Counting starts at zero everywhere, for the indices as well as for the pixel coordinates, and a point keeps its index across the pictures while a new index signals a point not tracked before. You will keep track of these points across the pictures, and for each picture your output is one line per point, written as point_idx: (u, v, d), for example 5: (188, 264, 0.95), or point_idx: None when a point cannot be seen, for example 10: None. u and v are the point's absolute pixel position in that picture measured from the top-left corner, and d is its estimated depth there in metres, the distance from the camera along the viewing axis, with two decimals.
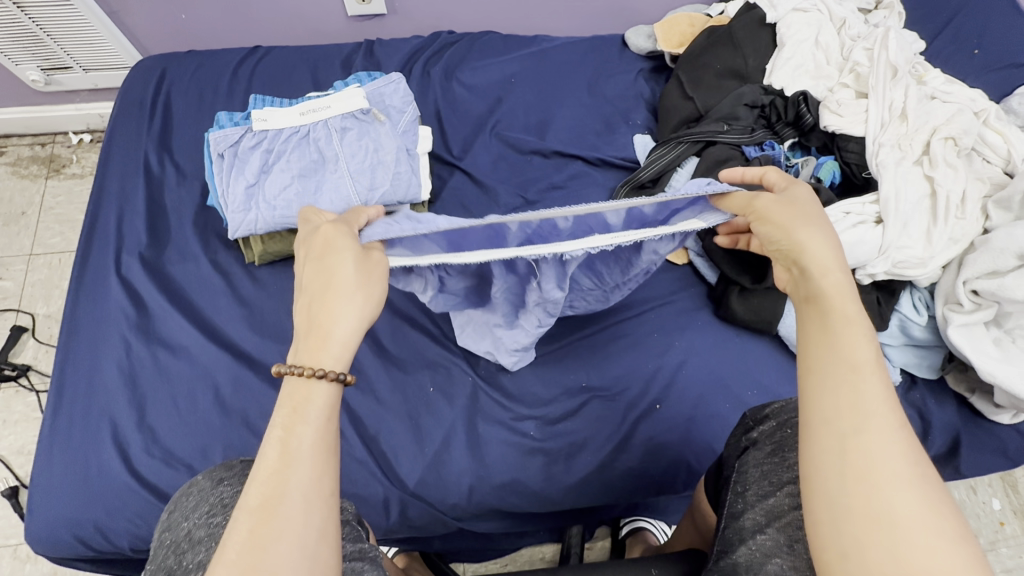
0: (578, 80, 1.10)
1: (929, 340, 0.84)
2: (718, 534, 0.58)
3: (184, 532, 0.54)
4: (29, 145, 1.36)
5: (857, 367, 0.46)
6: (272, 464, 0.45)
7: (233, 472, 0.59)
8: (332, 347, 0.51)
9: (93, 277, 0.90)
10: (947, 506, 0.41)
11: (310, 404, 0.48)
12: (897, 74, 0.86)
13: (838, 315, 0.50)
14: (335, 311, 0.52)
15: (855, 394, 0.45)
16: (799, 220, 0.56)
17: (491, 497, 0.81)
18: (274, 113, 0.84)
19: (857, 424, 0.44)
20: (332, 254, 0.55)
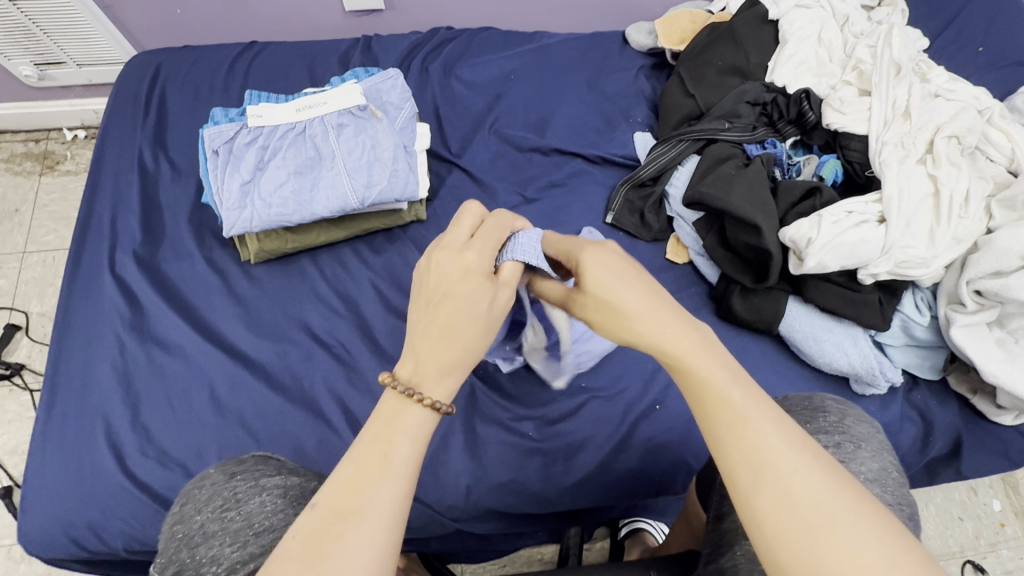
0: (578, 77, 1.09)
1: (931, 341, 0.83)
2: (707, 535, 0.58)
3: (196, 525, 0.53)
4: (22, 141, 1.35)
5: (741, 417, 0.45)
6: (367, 470, 0.44)
7: (245, 467, 0.58)
8: (446, 378, 0.50)
9: (87, 275, 0.88)
10: (879, 521, 0.40)
11: (409, 419, 0.47)
12: (900, 72, 0.85)
13: (694, 369, 0.48)
14: (459, 347, 0.51)
15: (746, 442, 0.44)
16: (609, 316, 0.53)
17: (488, 499, 0.80)
18: (270, 109, 0.84)
19: (761, 469, 0.43)
20: (472, 283, 0.53)
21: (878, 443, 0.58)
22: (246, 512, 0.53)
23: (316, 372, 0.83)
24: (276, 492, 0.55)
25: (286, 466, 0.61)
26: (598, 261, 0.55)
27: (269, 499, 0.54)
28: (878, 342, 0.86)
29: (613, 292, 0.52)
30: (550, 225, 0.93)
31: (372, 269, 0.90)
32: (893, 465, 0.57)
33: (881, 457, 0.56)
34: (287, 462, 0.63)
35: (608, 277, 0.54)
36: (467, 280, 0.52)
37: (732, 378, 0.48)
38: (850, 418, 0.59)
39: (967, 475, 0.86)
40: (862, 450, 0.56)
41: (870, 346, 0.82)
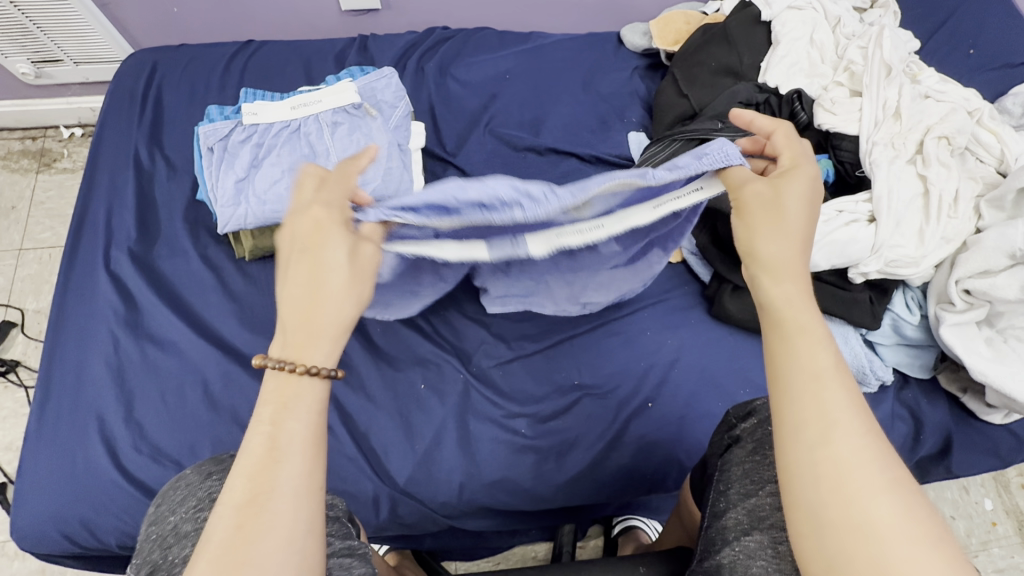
0: (573, 77, 1.09)
1: (921, 340, 0.84)
2: (703, 534, 0.58)
3: (170, 526, 0.54)
4: (19, 139, 1.35)
5: (819, 376, 0.46)
6: (261, 458, 0.44)
7: (224, 467, 0.59)
8: (322, 342, 0.50)
9: (81, 271, 0.89)
10: (924, 506, 0.41)
11: (297, 394, 0.47)
12: (891, 73, 0.86)
13: (795, 324, 0.49)
14: (326, 307, 0.50)
15: (821, 403, 0.45)
16: (773, 219, 0.54)
17: (481, 495, 0.81)
18: (265, 107, 0.84)
19: (825, 434, 0.44)
20: (322, 241, 0.52)
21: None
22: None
23: None
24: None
25: None
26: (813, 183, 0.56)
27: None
28: (869, 341, 0.86)
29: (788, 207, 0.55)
30: None
31: None
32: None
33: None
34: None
35: (799, 199, 0.55)
36: (320, 235, 0.52)
37: (828, 335, 0.49)
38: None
39: (957, 473, 0.86)
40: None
41: (860, 344, 0.83)
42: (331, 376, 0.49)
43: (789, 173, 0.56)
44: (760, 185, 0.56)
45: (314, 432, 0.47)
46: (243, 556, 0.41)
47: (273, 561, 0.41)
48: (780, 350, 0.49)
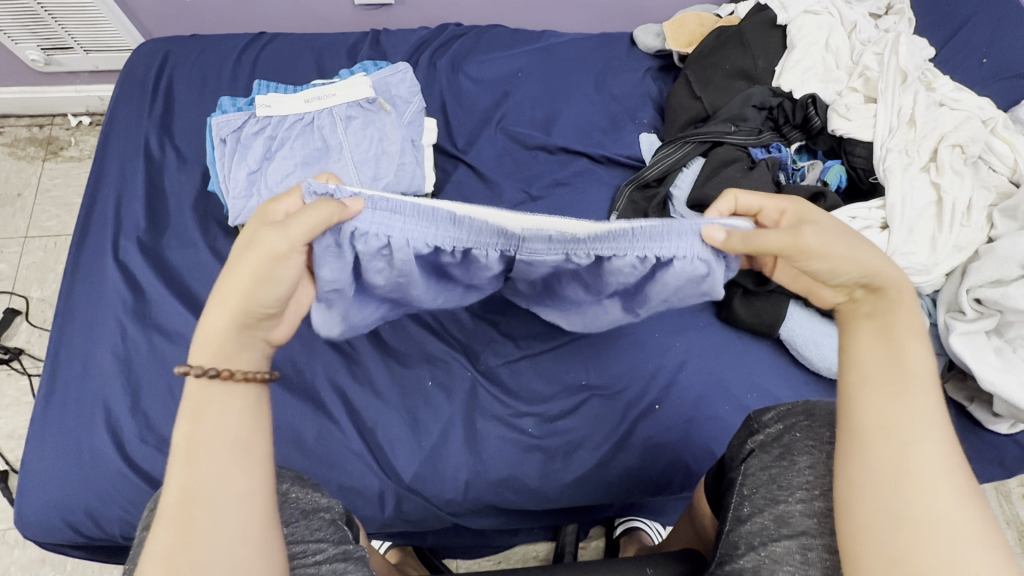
0: (585, 77, 1.09)
1: (929, 348, 0.84)
2: (722, 540, 0.56)
3: (157, 529, 0.52)
4: (26, 126, 1.34)
5: (910, 377, 0.47)
6: (179, 461, 0.43)
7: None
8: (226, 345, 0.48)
9: (90, 260, 0.88)
10: (989, 510, 0.43)
11: (217, 400, 0.46)
12: (906, 80, 0.86)
13: (894, 330, 0.50)
14: (236, 320, 0.48)
15: (907, 402, 0.46)
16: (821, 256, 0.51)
17: (487, 493, 0.81)
18: (278, 99, 0.83)
19: (906, 431, 0.45)
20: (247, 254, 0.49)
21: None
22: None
23: (318, 364, 0.84)
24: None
25: None
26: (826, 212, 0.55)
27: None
28: None
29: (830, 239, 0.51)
30: None
31: None
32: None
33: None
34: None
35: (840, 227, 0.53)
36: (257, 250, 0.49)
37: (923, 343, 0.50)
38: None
39: None
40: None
41: None
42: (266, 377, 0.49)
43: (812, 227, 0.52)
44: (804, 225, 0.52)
45: (237, 431, 0.46)
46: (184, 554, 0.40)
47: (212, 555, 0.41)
48: (863, 352, 0.50)
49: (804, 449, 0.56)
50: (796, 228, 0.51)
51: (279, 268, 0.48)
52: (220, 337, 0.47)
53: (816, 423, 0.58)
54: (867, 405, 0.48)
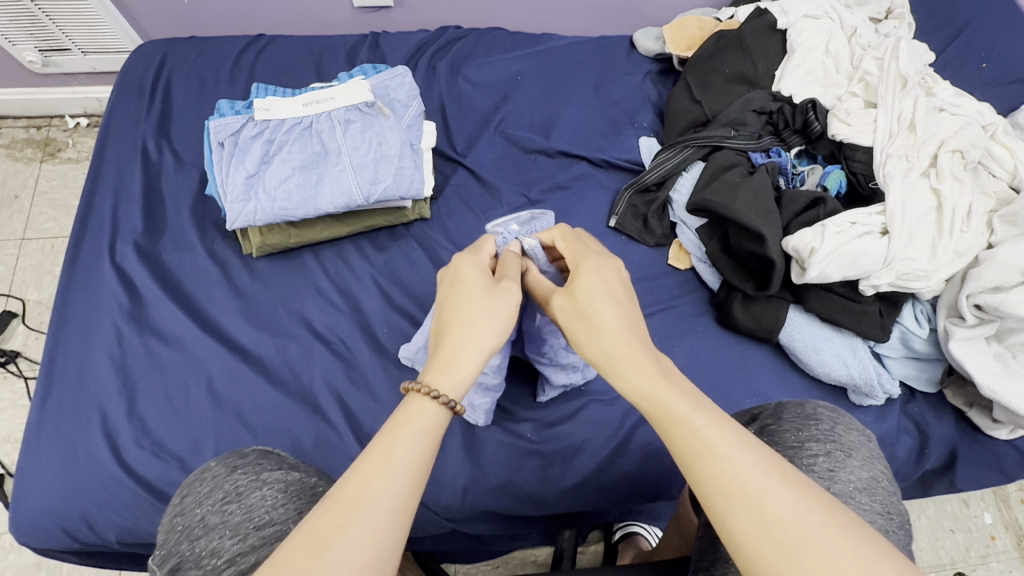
0: (585, 80, 1.09)
1: (929, 354, 0.83)
2: (697, 542, 0.57)
3: (197, 518, 0.53)
4: (24, 128, 1.34)
5: (703, 449, 0.46)
6: (372, 462, 0.45)
7: (247, 461, 0.58)
8: (450, 371, 0.53)
9: (86, 263, 0.88)
10: (854, 535, 0.39)
11: (420, 414, 0.49)
12: (906, 85, 0.86)
13: (667, 404, 0.49)
14: (456, 362, 0.53)
15: (717, 475, 0.44)
16: (587, 326, 0.56)
17: (485, 499, 0.80)
18: (276, 103, 0.83)
19: (733, 502, 0.43)
20: (476, 309, 0.56)
21: (868, 452, 0.57)
22: (247, 506, 0.52)
23: (315, 369, 0.83)
24: (277, 487, 0.55)
25: (287, 462, 0.60)
26: (588, 277, 0.59)
27: (270, 494, 0.54)
28: (876, 353, 0.86)
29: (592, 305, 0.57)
30: None
31: (374, 266, 0.90)
32: (885, 474, 0.56)
33: (871, 466, 0.55)
34: (290, 456, 0.62)
35: (594, 289, 0.58)
36: (488, 302, 0.57)
37: (693, 404, 0.49)
38: (840, 427, 0.58)
39: (961, 487, 0.87)
40: (852, 458, 0.55)
41: (868, 357, 0.83)
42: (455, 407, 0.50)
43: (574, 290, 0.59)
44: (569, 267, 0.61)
45: (417, 456, 0.47)
46: (324, 542, 0.40)
47: (360, 553, 0.40)
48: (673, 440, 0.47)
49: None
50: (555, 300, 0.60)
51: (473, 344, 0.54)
52: (460, 373, 0.53)
53: (778, 428, 0.58)
54: (709, 501, 0.44)
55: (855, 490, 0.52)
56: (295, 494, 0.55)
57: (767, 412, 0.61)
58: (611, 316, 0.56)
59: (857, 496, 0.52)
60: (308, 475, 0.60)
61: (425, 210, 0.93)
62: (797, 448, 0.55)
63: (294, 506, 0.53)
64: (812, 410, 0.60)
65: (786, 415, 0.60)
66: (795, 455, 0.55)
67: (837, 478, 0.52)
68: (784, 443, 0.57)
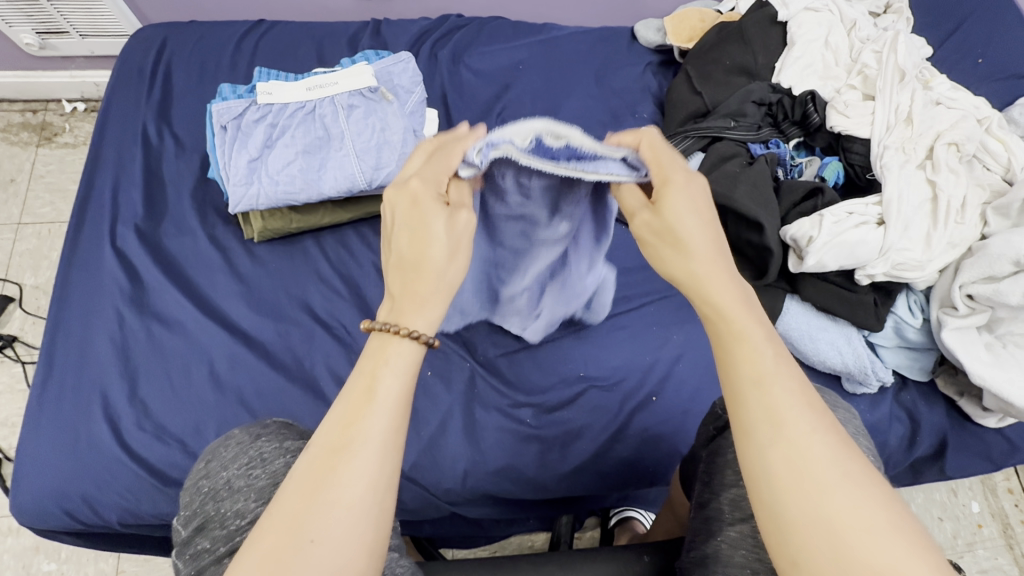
0: (585, 71, 1.09)
1: (921, 343, 0.85)
2: (690, 523, 0.58)
3: (222, 480, 0.52)
4: (20, 112, 1.32)
5: (764, 378, 0.45)
6: (355, 409, 0.45)
7: (271, 429, 0.57)
8: (420, 311, 0.51)
9: (87, 246, 0.88)
10: (883, 491, 0.41)
11: (394, 355, 0.48)
12: (904, 78, 0.86)
13: (736, 329, 0.48)
14: (427, 293, 0.51)
15: (770, 404, 0.44)
16: (676, 246, 0.53)
17: (485, 483, 0.81)
18: (279, 87, 0.83)
19: (777, 430, 0.43)
20: (436, 243, 0.52)
21: (853, 428, 0.60)
22: (271, 472, 0.52)
23: (317, 353, 0.83)
24: (299, 454, 0.54)
25: (307, 433, 0.59)
26: (688, 187, 0.54)
27: (293, 460, 0.53)
28: (871, 343, 0.87)
29: (682, 219, 0.53)
30: None
31: (375, 253, 0.90)
32: (869, 451, 0.58)
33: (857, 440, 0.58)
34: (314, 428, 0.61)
35: (697, 199, 0.54)
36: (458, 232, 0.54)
37: (765, 335, 0.48)
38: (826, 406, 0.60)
39: (949, 474, 0.89)
40: None
41: (863, 346, 0.85)
42: (429, 342, 0.50)
43: (657, 203, 0.54)
44: (683, 172, 0.54)
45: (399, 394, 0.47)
46: (307, 505, 0.42)
47: (348, 498, 0.43)
48: (741, 366, 0.46)
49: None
50: (649, 209, 0.55)
51: (441, 275, 0.52)
52: (416, 304, 0.51)
53: None
54: (750, 431, 0.44)
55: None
56: None
57: None
58: (699, 223, 0.53)
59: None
60: None
61: None
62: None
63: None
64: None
65: None
66: None
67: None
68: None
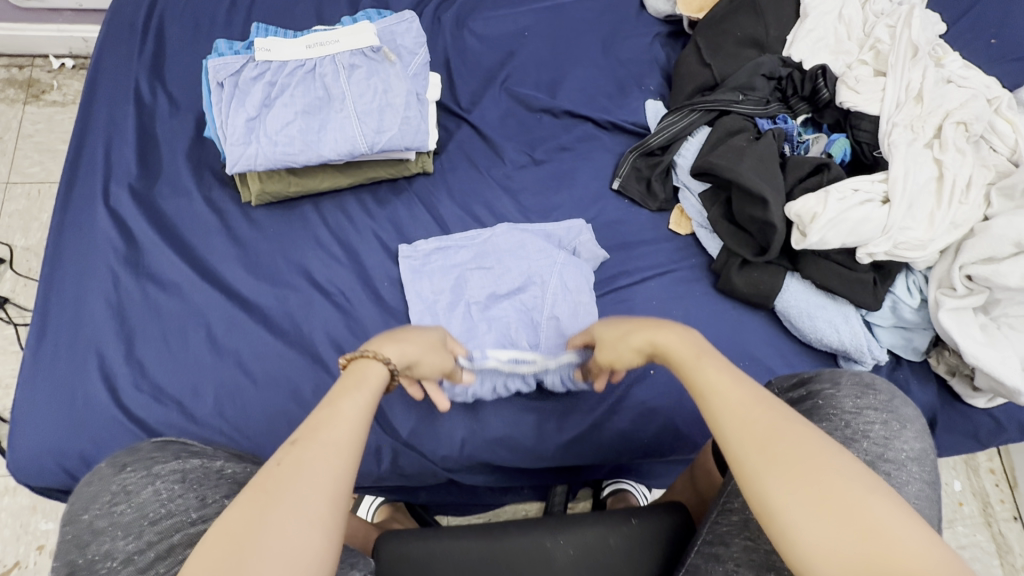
0: (593, 39, 1.07)
1: (918, 323, 0.86)
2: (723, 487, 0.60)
3: (85, 523, 0.53)
4: (5, 67, 1.28)
5: (738, 399, 0.52)
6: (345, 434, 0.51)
7: (138, 457, 0.59)
8: (371, 372, 0.59)
9: (79, 205, 0.86)
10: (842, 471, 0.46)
11: (369, 372, 0.59)
12: (917, 54, 0.84)
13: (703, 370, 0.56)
14: (373, 368, 0.60)
15: (749, 410, 0.50)
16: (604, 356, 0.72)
17: (482, 451, 0.82)
18: (277, 43, 0.80)
19: (760, 430, 0.48)
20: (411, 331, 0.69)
21: (921, 426, 0.62)
22: (137, 504, 0.54)
23: (316, 319, 0.82)
24: (169, 479, 0.56)
25: (187, 450, 0.62)
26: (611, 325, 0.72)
27: (162, 486, 0.55)
28: (867, 322, 0.89)
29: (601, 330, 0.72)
30: (557, 189, 0.95)
31: (376, 221, 0.89)
32: (926, 444, 0.61)
33: (923, 439, 0.61)
34: (192, 444, 0.64)
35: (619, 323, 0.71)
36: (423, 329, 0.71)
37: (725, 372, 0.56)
38: (898, 399, 0.63)
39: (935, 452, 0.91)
40: (907, 430, 0.60)
41: (860, 324, 0.86)
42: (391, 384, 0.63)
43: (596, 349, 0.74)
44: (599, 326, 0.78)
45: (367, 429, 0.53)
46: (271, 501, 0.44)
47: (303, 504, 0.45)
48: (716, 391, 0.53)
49: (824, 416, 0.60)
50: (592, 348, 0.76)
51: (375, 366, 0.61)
52: (377, 374, 0.60)
53: (837, 392, 0.62)
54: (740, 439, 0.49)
55: (907, 458, 0.58)
56: (191, 482, 0.56)
57: (817, 374, 0.66)
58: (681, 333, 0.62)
59: (909, 464, 0.58)
60: (209, 459, 0.61)
61: (428, 165, 0.92)
62: (857, 414, 0.60)
63: (189, 494, 0.54)
64: (869, 380, 0.64)
65: (848, 380, 0.64)
66: (855, 419, 0.59)
67: (892, 445, 0.58)
68: (843, 407, 0.61)
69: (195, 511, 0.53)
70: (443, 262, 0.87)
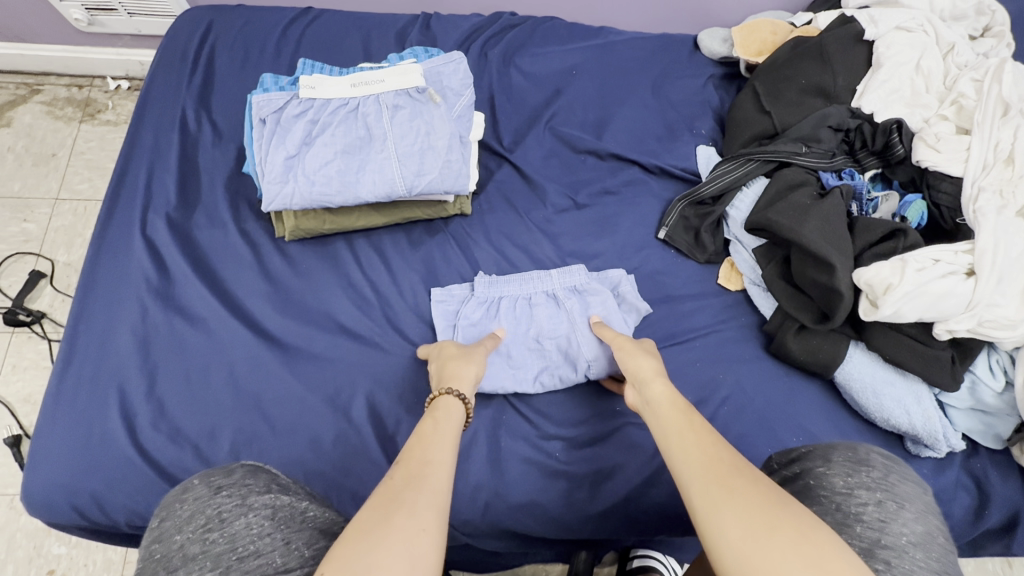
0: (643, 79, 1.03)
1: (1001, 409, 0.77)
2: None
3: (175, 546, 0.49)
4: (66, 86, 1.32)
5: (703, 440, 0.57)
6: (431, 454, 0.58)
7: (233, 481, 0.55)
8: (451, 408, 0.66)
9: (116, 232, 0.85)
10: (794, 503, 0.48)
11: (448, 408, 0.66)
12: (1008, 112, 0.77)
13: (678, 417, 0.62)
14: (450, 398, 0.67)
15: (712, 448, 0.56)
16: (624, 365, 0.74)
17: (505, 517, 0.75)
18: (322, 81, 0.79)
19: (719, 466, 0.53)
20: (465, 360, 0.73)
21: (924, 506, 0.52)
22: (229, 535, 0.49)
23: (340, 363, 0.79)
24: (264, 514, 0.51)
25: (276, 482, 0.57)
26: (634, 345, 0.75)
27: (255, 521, 0.50)
28: (940, 402, 0.80)
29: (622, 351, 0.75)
30: (599, 235, 0.90)
31: (409, 261, 0.86)
32: (939, 530, 0.51)
33: (926, 520, 0.51)
34: (280, 475, 0.60)
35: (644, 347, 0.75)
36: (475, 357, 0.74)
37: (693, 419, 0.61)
38: (894, 476, 0.54)
39: None
40: (906, 510, 0.51)
41: (934, 407, 0.77)
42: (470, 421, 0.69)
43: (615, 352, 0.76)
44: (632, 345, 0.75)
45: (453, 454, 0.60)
46: (391, 506, 0.50)
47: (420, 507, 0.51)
48: (680, 436, 0.59)
49: (815, 497, 0.53)
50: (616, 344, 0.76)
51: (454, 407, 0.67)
52: (456, 410, 0.66)
53: (825, 471, 0.55)
54: (698, 475, 0.53)
55: (908, 545, 0.48)
56: (280, 523, 0.51)
57: (812, 448, 0.59)
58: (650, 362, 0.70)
59: (911, 550, 0.48)
60: (297, 499, 0.56)
61: (466, 206, 0.89)
62: (846, 494, 0.52)
63: (279, 535, 0.50)
64: (864, 455, 0.57)
65: (836, 456, 0.57)
66: (842, 501, 0.52)
67: (888, 529, 0.49)
68: (833, 488, 0.53)
69: (280, 559, 0.48)
70: (477, 300, 0.83)
